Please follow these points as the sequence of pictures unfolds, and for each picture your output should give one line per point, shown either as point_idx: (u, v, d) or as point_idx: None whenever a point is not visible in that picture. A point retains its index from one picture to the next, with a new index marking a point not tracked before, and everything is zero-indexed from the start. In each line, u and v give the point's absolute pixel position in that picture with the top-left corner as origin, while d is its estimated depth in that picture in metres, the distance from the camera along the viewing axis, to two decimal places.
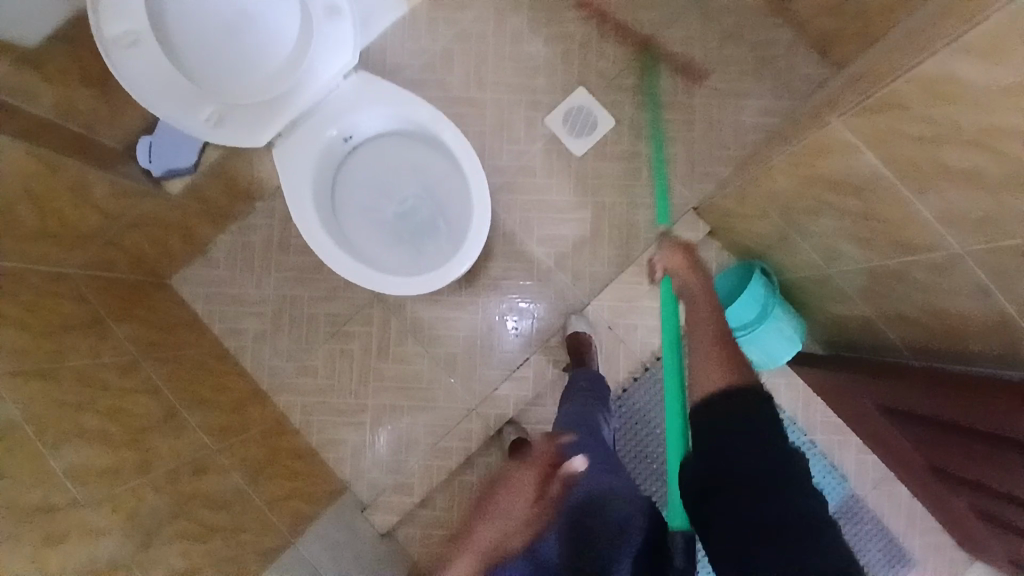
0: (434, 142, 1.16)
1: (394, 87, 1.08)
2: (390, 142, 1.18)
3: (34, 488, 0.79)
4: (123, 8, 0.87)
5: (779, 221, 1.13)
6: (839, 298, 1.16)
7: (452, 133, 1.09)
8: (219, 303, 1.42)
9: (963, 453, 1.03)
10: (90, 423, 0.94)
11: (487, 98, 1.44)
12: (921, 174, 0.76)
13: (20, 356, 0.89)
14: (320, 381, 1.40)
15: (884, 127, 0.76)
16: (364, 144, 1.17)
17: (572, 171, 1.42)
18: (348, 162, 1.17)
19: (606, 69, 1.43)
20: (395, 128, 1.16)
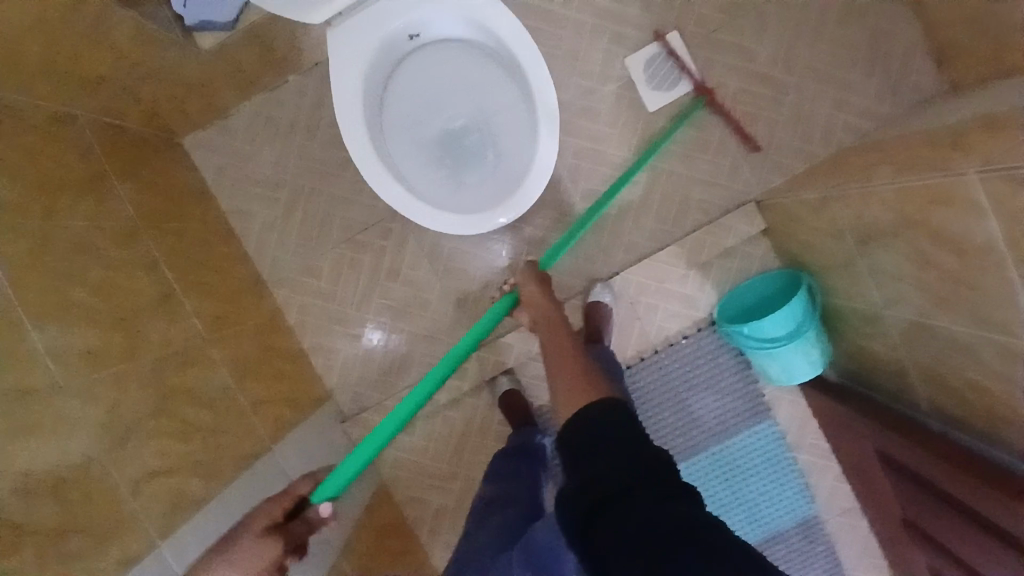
0: (508, 63, 1.02)
1: None
2: (456, 51, 1.03)
3: (9, 366, 0.70)
4: None
5: (849, 251, 1.05)
6: (878, 340, 1.09)
7: (536, 58, 0.95)
8: (231, 178, 1.31)
9: (939, 523, 1.03)
10: (80, 297, 0.86)
11: (568, 18, 1.27)
12: None
13: (14, 211, 0.80)
14: (323, 284, 1.33)
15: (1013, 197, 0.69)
16: (428, 46, 1.02)
17: (638, 126, 1.29)
18: (405, 63, 1.03)
19: (706, 19, 1.26)
20: (470, 35, 1.01)
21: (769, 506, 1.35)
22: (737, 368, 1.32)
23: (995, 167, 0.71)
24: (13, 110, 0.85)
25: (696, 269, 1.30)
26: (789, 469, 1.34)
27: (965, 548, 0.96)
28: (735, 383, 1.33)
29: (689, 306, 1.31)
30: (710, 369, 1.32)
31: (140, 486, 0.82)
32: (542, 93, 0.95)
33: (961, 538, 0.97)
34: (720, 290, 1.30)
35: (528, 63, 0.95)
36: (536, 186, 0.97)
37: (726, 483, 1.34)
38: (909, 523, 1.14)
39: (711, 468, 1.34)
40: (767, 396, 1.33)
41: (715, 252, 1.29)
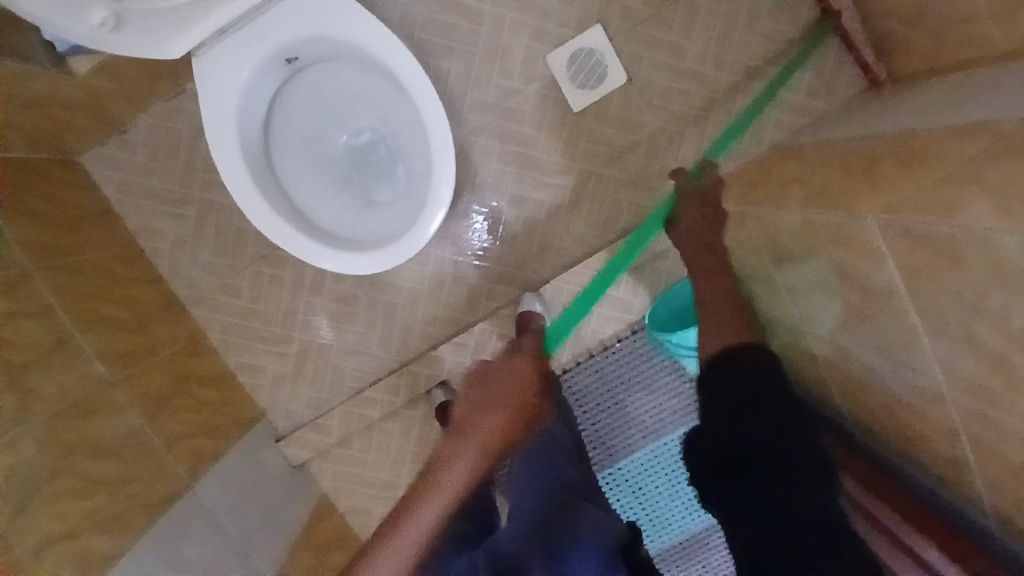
0: (399, 84, 0.95)
1: (363, 8, 0.85)
2: (344, 69, 0.96)
3: None
4: None
5: (770, 267, 1.02)
6: (802, 354, 1.08)
7: (423, 82, 0.88)
8: (138, 195, 1.24)
9: None
10: None
11: (483, 13, 1.19)
12: (936, 318, 0.67)
13: None
14: (244, 303, 1.29)
15: (917, 247, 0.66)
16: (313, 67, 0.95)
17: (563, 128, 1.23)
18: (291, 86, 0.96)
19: (632, 11, 1.18)
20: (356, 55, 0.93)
21: None
22: (670, 369, 1.31)
23: (911, 212, 0.68)
24: None
25: (628, 273, 1.27)
26: None
27: None
28: (669, 382, 1.31)
29: (623, 311, 1.29)
30: (643, 368, 1.31)
31: (44, 550, 0.80)
32: (434, 123, 0.89)
33: None
34: (652, 293, 1.29)
35: (416, 88, 0.88)
36: (433, 221, 0.91)
37: (666, 473, 1.32)
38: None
39: (648, 462, 1.32)
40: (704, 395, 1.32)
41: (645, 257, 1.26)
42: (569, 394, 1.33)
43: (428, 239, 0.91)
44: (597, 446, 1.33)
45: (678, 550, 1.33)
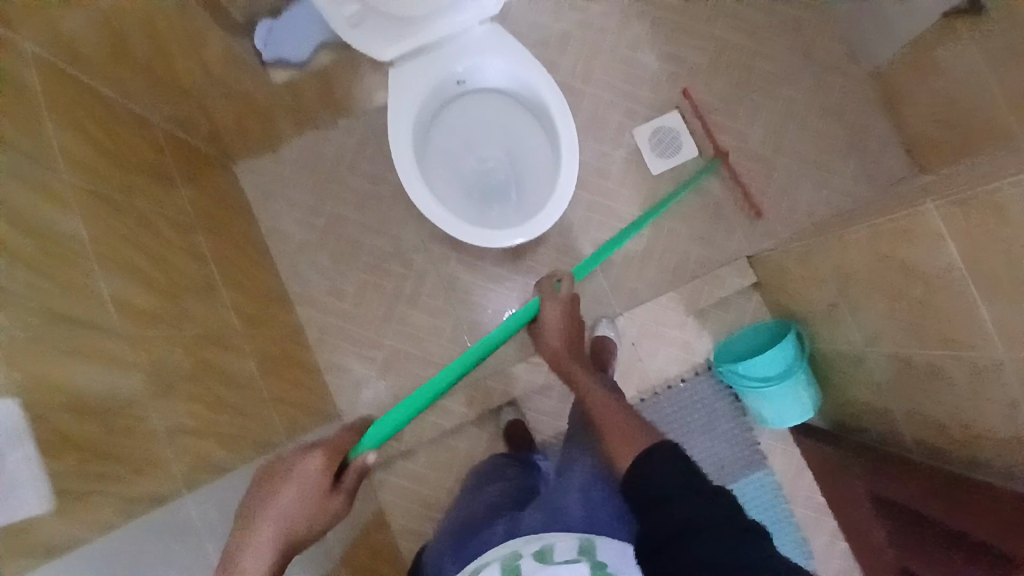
0: (536, 115, 1.19)
1: (524, 48, 1.11)
2: (494, 100, 1.21)
3: (77, 301, 0.80)
4: None
5: (835, 297, 1.16)
6: (865, 385, 1.17)
7: (562, 107, 1.11)
8: (276, 202, 1.43)
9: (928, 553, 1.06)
10: (138, 262, 0.96)
11: (586, 93, 1.47)
12: (993, 277, 0.80)
13: (95, 179, 0.93)
14: (346, 306, 1.42)
15: (971, 218, 0.82)
16: (472, 95, 1.19)
17: (645, 187, 1.45)
18: (450, 107, 1.20)
19: (707, 105, 1.46)
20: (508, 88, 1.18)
21: None
22: (733, 415, 1.38)
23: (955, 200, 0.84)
24: (98, 98, 1.00)
25: (693, 315, 1.40)
26: (785, 520, 1.36)
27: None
28: (732, 429, 1.38)
29: (687, 351, 1.39)
30: (706, 413, 1.38)
31: (174, 436, 0.87)
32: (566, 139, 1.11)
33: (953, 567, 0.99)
34: (715, 337, 1.40)
35: (557, 111, 1.11)
36: (550, 219, 1.09)
37: None
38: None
39: None
40: (761, 443, 1.38)
41: (710, 301, 1.40)
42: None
43: (546, 228, 1.09)
44: None
45: None
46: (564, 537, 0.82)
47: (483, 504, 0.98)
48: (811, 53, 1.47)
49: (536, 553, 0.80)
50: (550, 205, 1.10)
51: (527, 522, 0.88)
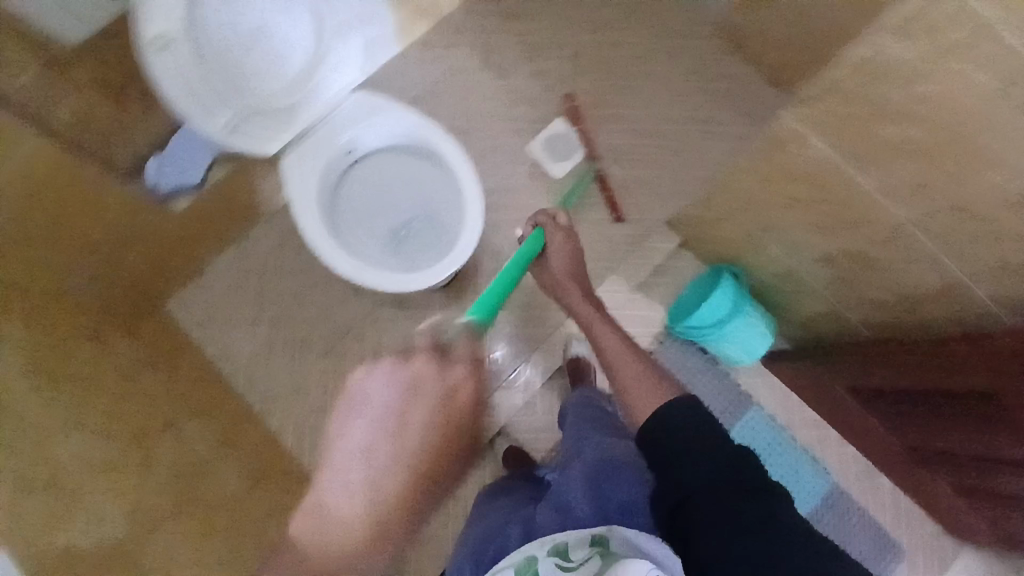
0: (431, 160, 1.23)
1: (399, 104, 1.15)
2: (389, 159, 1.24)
3: (70, 502, 0.93)
4: (168, 9, 0.91)
5: (750, 227, 1.22)
6: (811, 296, 1.24)
7: (450, 145, 1.15)
8: (213, 326, 1.39)
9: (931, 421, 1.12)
10: (74, 441, 0.98)
11: (472, 126, 1.52)
12: (864, 148, 0.83)
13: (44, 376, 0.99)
14: (313, 401, 1.38)
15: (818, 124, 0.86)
16: (366, 160, 1.23)
17: (555, 193, 1.50)
18: (350, 177, 1.23)
19: (584, 101, 1.53)
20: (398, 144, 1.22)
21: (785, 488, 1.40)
22: (708, 369, 1.43)
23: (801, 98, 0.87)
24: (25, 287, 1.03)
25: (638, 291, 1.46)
26: (790, 448, 1.41)
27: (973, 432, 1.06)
28: (711, 383, 1.42)
29: (646, 324, 1.45)
30: (682, 376, 1.43)
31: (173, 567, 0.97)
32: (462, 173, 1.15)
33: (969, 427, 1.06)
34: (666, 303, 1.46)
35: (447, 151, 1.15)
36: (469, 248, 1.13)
37: None
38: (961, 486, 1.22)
39: None
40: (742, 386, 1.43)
41: (648, 273, 1.46)
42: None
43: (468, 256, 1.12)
44: None
45: None
46: (576, 534, 0.91)
47: (499, 514, 1.11)
48: (660, 21, 1.54)
49: (553, 551, 0.91)
50: (466, 236, 1.14)
51: (539, 520, 0.98)
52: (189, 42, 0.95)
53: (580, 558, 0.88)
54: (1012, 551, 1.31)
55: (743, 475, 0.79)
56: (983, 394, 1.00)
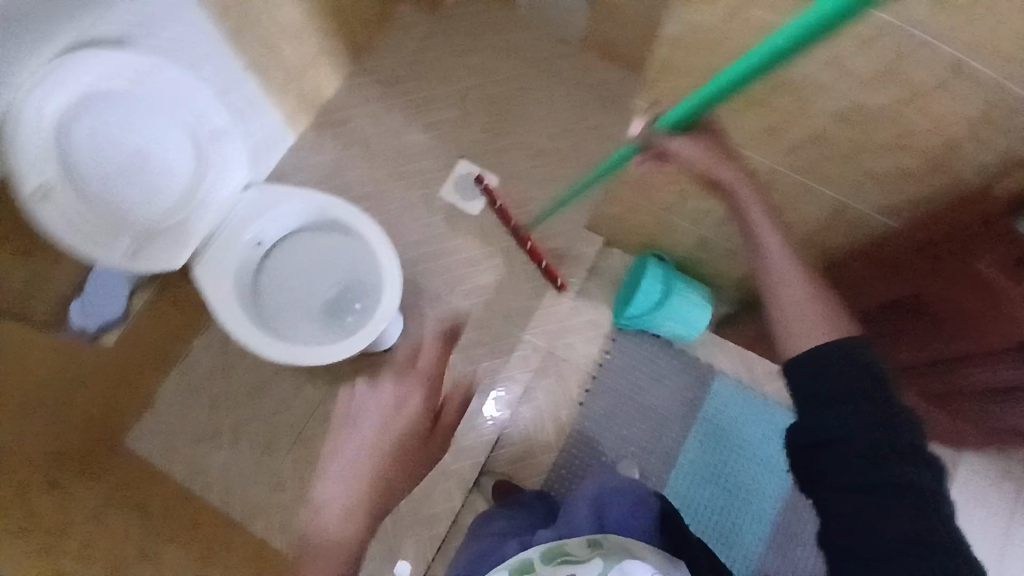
0: (339, 227, 1.24)
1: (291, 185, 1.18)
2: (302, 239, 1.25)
3: None
4: (37, 162, 0.92)
5: (655, 210, 1.26)
6: (733, 256, 1.27)
7: (349, 209, 1.17)
8: (175, 449, 1.37)
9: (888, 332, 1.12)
10: None
11: (381, 188, 1.55)
12: None
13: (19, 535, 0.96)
14: (291, 494, 1.35)
15: (673, 104, 0.90)
16: (280, 246, 1.24)
17: (476, 229, 1.53)
18: (268, 266, 1.24)
19: (480, 138, 1.58)
20: (305, 222, 1.23)
21: (771, 446, 1.40)
22: (664, 352, 1.46)
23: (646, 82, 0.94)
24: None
25: (577, 297, 1.49)
26: (765, 405, 1.42)
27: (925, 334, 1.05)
28: (670, 366, 1.45)
29: (595, 327, 1.48)
30: (643, 367, 1.45)
31: None
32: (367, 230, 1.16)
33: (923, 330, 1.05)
34: (608, 302, 1.49)
35: (347, 214, 1.17)
36: (393, 299, 1.13)
37: (721, 445, 1.40)
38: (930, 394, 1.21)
39: (702, 444, 1.41)
40: (702, 358, 1.45)
41: (582, 278, 1.50)
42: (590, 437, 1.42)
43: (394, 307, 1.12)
44: (650, 455, 1.41)
45: (785, 508, 1.36)
46: (575, 541, 1.05)
47: (500, 531, 1.19)
48: (529, 50, 1.63)
49: (549, 554, 1.04)
50: (387, 289, 1.14)
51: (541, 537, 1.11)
52: (73, 188, 0.97)
53: (583, 553, 1.02)
54: (1007, 442, 1.30)
55: (887, 458, 0.69)
56: (909, 295, 1.03)
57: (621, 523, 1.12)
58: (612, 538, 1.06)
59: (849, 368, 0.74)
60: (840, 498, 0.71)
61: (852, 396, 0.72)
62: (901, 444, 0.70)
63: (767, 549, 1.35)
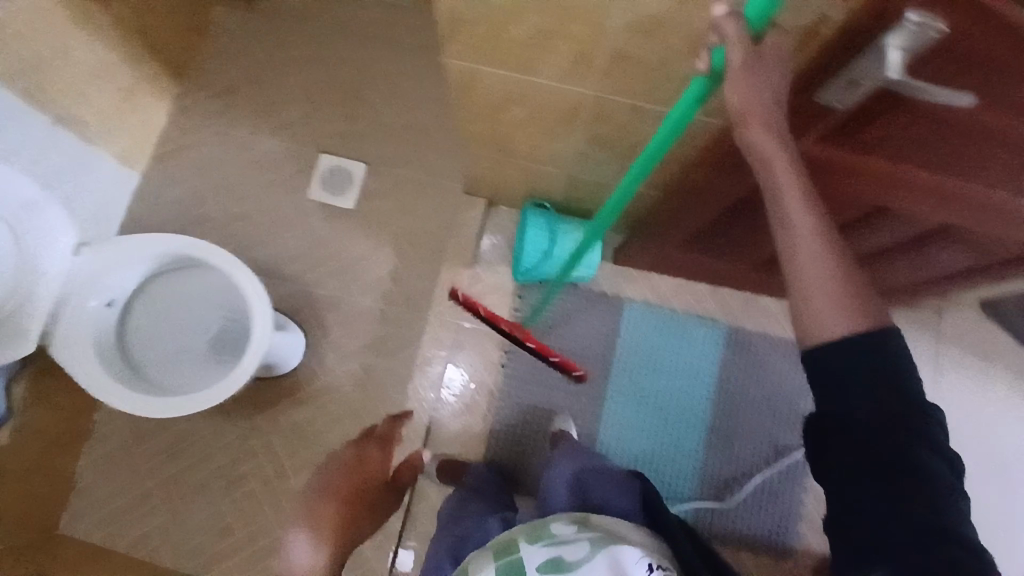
0: (187, 263, 1.20)
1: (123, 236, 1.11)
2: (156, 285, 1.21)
3: None
4: None
5: (515, 161, 1.24)
6: (604, 187, 1.26)
7: (187, 242, 1.11)
8: (111, 523, 1.32)
9: (758, 224, 1.13)
10: None
11: (249, 206, 1.48)
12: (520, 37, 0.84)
13: None
14: (240, 534, 1.33)
15: (482, 48, 0.88)
16: (133, 300, 1.19)
17: (356, 221, 1.48)
18: (129, 323, 1.18)
19: (337, 128, 1.52)
20: (150, 268, 1.18)
21: (692, 357, 1.43)
22: (568, 296, 1.45)
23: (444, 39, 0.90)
24: None
25: (474, 264, 1.47)
26: (676, 321, 1.44)
27: None
28: (578, 308, 1.45)
29: (499, 290, 1.46)
30: (553, 316, 1.45)
31: None
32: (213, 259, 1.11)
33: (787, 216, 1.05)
34: (506, 260, 1.47)
35: (186, 249, 1.11)
36: (264, 320, 1.10)
37: (645, 370, 1.43)
38: None
39: (626, 374, 1.43)
40: (604, 290, 1.46)
41: (474, 243, 1.47)
42: (520, 398, 1.43)
43: (269, 327, 1.09)
44: (580, 397, 1.42)
45: (718, 411, 1.40)
46: (562, 519, 1.02)
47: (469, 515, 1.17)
48: (364, 28, 1.58)
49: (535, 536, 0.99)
50: (255, 310, 1.11)
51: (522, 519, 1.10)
52: None
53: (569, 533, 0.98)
54: (910, 300, 1.33)
55: (904, 442, 0.63)
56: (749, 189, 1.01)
57: (604, 500, 1.10)
58: (598, 517, 1.03)
59: (860, 360, 0.66)
60: (862, 489, 0.63)
61: (875, 386, 0.65)
62: (927, 442, 0.63)
63: (706, 455, 1.38)
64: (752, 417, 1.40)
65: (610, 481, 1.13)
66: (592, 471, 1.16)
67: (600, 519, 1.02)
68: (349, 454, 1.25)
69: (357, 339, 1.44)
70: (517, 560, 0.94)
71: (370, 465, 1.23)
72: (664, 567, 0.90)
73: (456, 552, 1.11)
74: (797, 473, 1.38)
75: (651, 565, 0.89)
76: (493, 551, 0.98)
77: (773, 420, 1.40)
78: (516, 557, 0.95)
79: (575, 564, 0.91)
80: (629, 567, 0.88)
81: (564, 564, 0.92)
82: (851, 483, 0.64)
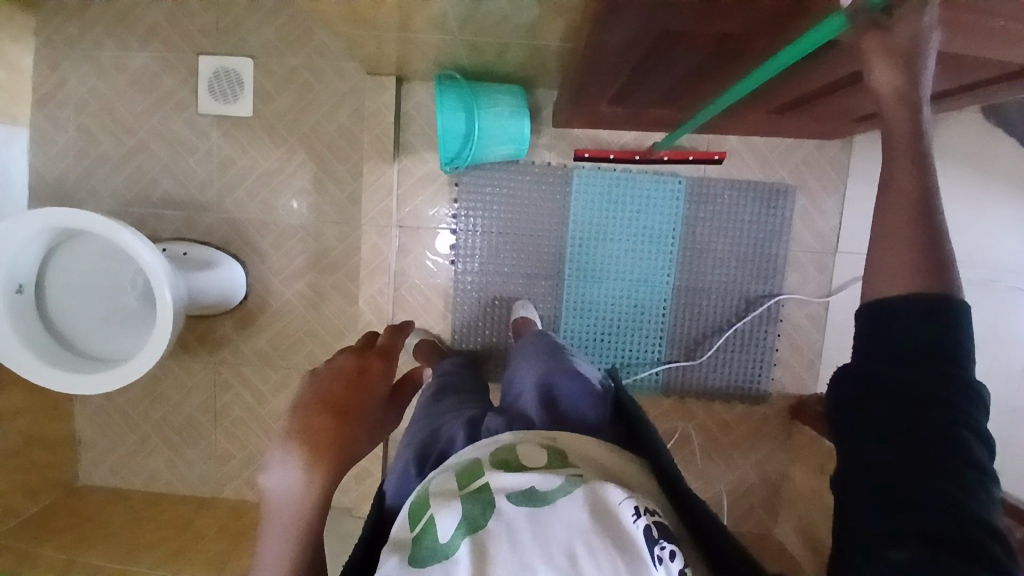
0: (71, 232, 1.13)
1: None
2: (56, 261, 1.15)
3: None
4: None
5: (397, 35, 1.03)
6: (511, 48, 1.05)
7: (47, 213, 1.01)
8: (124, 465, 1.43)
9: (686, 72, 0.94)
10: None
11: (142, 135, 1.34)
12: None
13: None
14: (238, 455, 1.42)
15: None
16: (40, 282, 1.14)
17: (260, 130, 1.33)
18: (51, 306, 1.15)
19: (207, 22, 1.30)
20: (42, 247, 1.11)
21: (654, 216, 1.30)
22: (510, 171, 1.31)
23: None
24: None
25: (399, 154, 1.32)
26: (631, 179, 1.30)
27: (720, 66, 0.87)
28: (520, 183, 1.31)
29: (433, 182, 1.33)
30: (495, 196, 1.31)
31: None
32: (80, 221, 1.01)
33: (714, 63, 0.86)
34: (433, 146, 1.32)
35: (50, 220, 1.02)
36: (159, 271, 1.05)
37: (605, 238, 1.31)
38: (777, 106, 1.07)
39: (583, 246, 1.32)
40: (544, 159, 1.31)
41: (394, 131, 1.30)
42: (477, 288, 1.34)
43: (165, 274, 1.05)
44: (539, 278, 1.33)
45: (685, 269, 1.31)
46: (530, 441, 0.64)
47: (429, 419, 0.87)
48: None
49: (498, 461, 0.61)
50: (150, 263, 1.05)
51: (488, 422, 0.76)
52: None
53: (538, 460, 0.60)
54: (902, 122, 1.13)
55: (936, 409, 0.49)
56: (660, 41, 0.79)
57: (574, 408, 0.78)
58: (565, 436, 0.67)
59: (910, 318, 0.51)
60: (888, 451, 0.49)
61: (920, 345, 0.51)
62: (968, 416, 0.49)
63: (674, 318, 1.32)
64: (721, 271, 1.31)
65: (585, 386, 0.81)
66: (567, 371, 0.84)
67: (573, 444, 0.65)
68: (346, 360, 0.80)
69: (295, 257, 1.37)
70: (482, 485, 0.57)
71: (375, 375, 0.80)
72: (654, 512, 0.54)
73: (422, 461, 0.76)
74: (769, 320, 1.32)
75: (640, 509, 0.53)
76: (454, 474, 0.61)
77: (743, 271, 1.31)
78: (479, 482, 0.58)
79: (552, 494, 0.54)
80: (611, 509, 0.53)
81: (538, 493, 0.55)
82: (881, 440, 0.50)
